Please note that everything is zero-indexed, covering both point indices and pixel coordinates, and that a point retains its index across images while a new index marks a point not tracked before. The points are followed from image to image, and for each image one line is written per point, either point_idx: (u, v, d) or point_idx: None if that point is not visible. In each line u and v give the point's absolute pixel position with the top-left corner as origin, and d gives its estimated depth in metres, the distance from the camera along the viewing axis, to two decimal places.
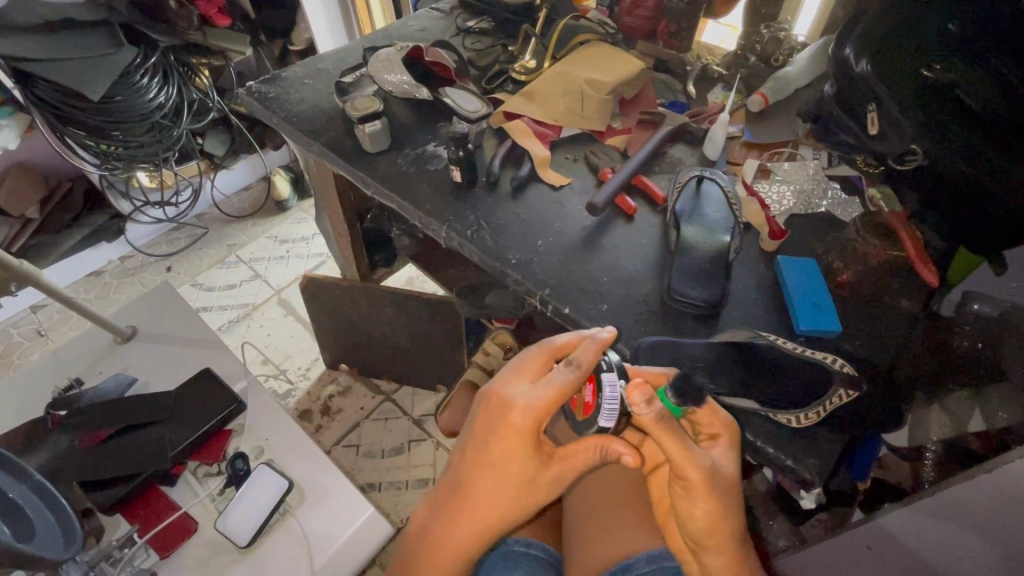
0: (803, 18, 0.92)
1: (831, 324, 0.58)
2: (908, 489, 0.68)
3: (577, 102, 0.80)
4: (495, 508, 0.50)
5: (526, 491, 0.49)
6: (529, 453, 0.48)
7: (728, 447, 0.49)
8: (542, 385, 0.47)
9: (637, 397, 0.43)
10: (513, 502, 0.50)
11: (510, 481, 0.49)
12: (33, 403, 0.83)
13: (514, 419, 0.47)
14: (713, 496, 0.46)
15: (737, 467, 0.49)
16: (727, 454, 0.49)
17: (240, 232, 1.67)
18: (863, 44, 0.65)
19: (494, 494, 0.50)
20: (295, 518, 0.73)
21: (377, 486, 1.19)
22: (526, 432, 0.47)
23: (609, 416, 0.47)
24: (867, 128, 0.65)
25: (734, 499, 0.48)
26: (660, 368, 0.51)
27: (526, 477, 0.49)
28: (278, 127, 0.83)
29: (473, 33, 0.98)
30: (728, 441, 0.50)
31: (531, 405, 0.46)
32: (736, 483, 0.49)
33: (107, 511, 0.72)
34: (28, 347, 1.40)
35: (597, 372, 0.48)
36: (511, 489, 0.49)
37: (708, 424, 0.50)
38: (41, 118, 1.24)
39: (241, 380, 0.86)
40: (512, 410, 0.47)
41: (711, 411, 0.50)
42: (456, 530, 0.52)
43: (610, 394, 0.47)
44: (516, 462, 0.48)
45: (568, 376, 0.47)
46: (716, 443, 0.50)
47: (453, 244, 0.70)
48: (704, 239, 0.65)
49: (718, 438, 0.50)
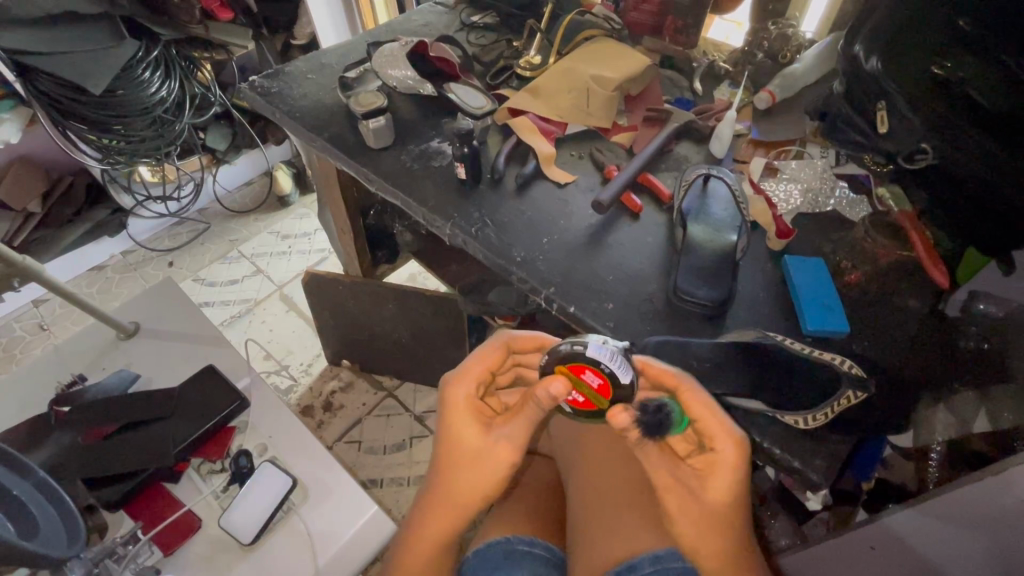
0: (810, 14, 0.91)
1: (838, 324, 0.58)
2: (913, 490, 0.67)
3: (582, 97, 0.79)
4: (455, 486, 0.49)
5: (479, 465, 0.48)
6: (472, 422, 0.48)
7: (726, 464, 0.45)
8: (472, 357, 0.49)
9: (622, 419, 0.44)
10: (470, 478, 0.48)
11: (458, 453, 0.48)
12: (36, 399, 0.83)
13: (452, 392, 0.48)
14: (685, 512, 0.46)
15: (732, 486, 0.45)
16: (722, 469, 0.45)
17: (242, 227, 1.66)
18: (873, 41, 0.64)
19: (452, 471, 0.49)
20: (298, 516, 0.73)
21: (378, 482, 1.19)
22: (464, 404, 0.48)
23: (624, 368, 0.45)
24: (877, 126, 0.64)
25: (715, 512, 0.45)
26: (667, 367, 0.48)
27: (474, 450, 0.48)
28: (281, 123, 0.82)
29: (477, 28, 0.98)
30: (727, 458, 0.45)
31: (461, 375, 0.48)
32: (723, 502, 0.45)
33: (112, 507, 0.72)
34: (31, 341, 1.40)
35: (584, 356, 0.45)
36: (466, 463, 0.48)
37: (712, 435, 0.45)
38: (42, 111, 1.23)
39: (244, 376, 0.85)
40: (449, 386, 0.48)
41: (719, 423, 0.45)
42: (432, 516, 0.50)
43: (608, 357, 0.45)
44: (460, 433, 0.48)
45: (491, 346, 0.50)
46: (713, 458, 0.45)
47: (457, 242, 0.69)
48: (710, 238, 0.64)
49: (717, 453, 0.45)
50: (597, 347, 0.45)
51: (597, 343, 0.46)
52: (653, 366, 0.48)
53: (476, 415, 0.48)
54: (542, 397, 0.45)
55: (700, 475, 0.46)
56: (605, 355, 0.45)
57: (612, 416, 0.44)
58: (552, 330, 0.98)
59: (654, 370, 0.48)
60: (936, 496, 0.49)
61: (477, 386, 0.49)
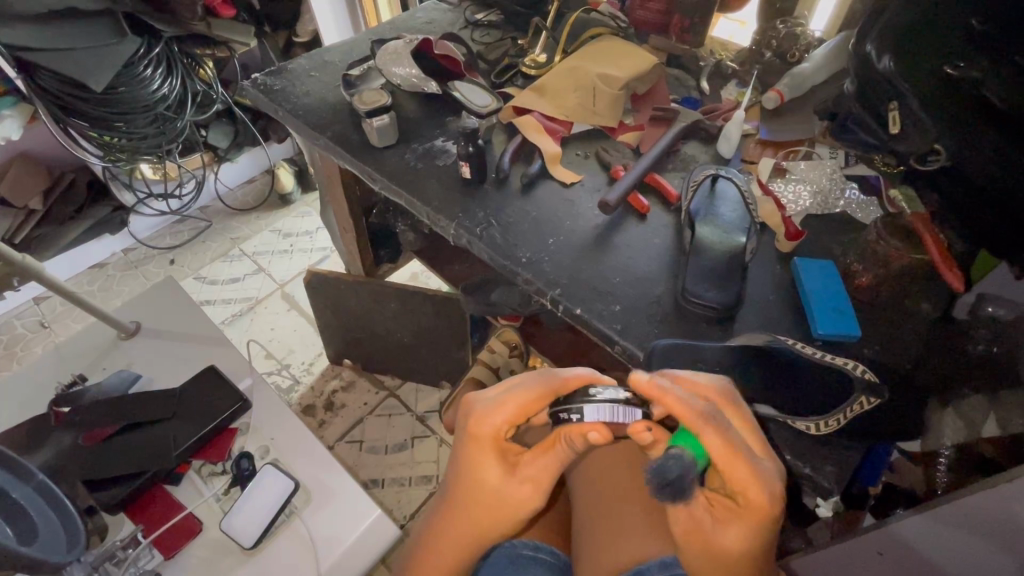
0: (819, 12, 0.89)
1: (850, 328, 0.57)
2: (923, 495, 0.66)
3: (588, 97, 0.78)
4: (476, 518, 0.50)
5: (501, 504, 0.49)
6: (495, 459, 0.48)
7: (751, 516, 0.43)
8: (507, 395, 0.48)
9: (643, 436, 0.44)
10: (490, 509, 0.49)
11: (480, 488, 0.49)
12: (35, 399, 0.82)
13: (481, 427, 0.48)
14: (694, 550, 0.45)
15: (750, 535, 0.43)
16: (747, 520, 0.43)
17: (244, 225, 1.65)
18: (885, 40, 0.63)
19: (469, 500, 0.50)
20: (300, 520, 0.72)
21: (379, 482, 1.18)
22: (489, 437, 0.48)
23: (625, 414, 0.45)
24: (890, 127, 0.63)
25: (729, 559, 0.45)
26: (688, 403, 0.42)
27: (495, 486, 0.49)
28: (283, 120, 0.81)
29: (482, 26, 0.97)
30: (756, 512, 0.43)
31: (493, 411, 0.48)
32: (740, 549, 0.44)
33: (112, 510, 0.71)
34: (31, 339, 1.40)
35: (582, 422, 0.45)
36: (485, 495, 0.49)
37: (741, 489, 0.42)
38: (44, 108, 1.23)
39: (245, 378, 0.85)
40: (480, 420, 0.48)
41: (754, 480, 0.42)
42: (445, 538, 0.52)
43: (610, 411, 0.45)
44: (483, 466, 0.49)
45: (533, 387, 0.47)
46: (740, 508, 0.43)
47: (462, 242, 0.68)
48: (720, 240, 0.63)
49: (746, 506, 0.43)
50: (594, 410, 0.45)
51: (593, 402, 0.46)
52: (670, 400, 0.43)
53: (498, 450, 0.49)
54: (575, 434, 0.46)
55: (720, 523, 0.44)
56: (605, 413, 0.45)
57: (635, 432, 0.44)
58: (556, 330, 0.97)
59: (674, 407, 0.43)
60: (949, 503, 0.48)
61: (508, 422, 0.48)
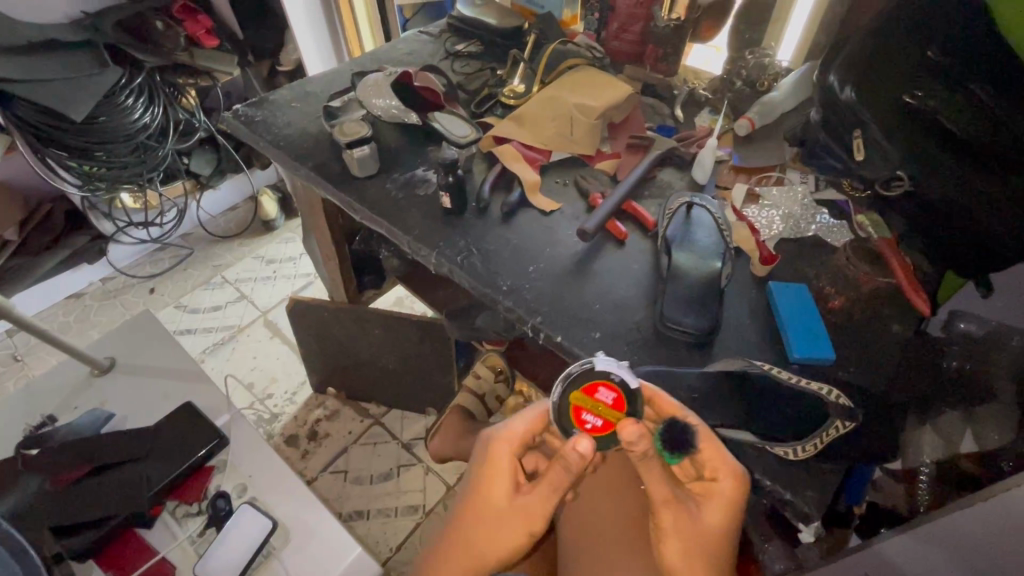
0: (787, 42, 0.92)
1: (825, 349, 0.59)
2: (907, 513, 0.67)
3: (566, 126, 0.79)
4: (485, 542, 0.49)
5: (507, 525, 0.48)
6: (506, 481, 0.49)
7: (726, 498, 0.45)
8: (516, 417, 0.52)
9: (631, 431, 0.45)
10: (495, 534, 0.49)
11: (491, 510, 0.49)
12: (6, 438, 0.81)
13: (497, 449, 0.50)
14: (675, 524, 0.47)
15: (728, 516, 0.46)
16: (720, 499, 0.46)
17: (227, 253, 1.64)
18: (848, 70, 0.65)
19: (479, 525, 0.49)
20: (278, 561, 0.71)
21: (364, 514, 1.16)
22: (504, 461, 0.50)
23: (627, 378, 0.48)
24: (853, 154, 0.65)
25: (705, 537, 0.46)
26: (677, 402, 0.49)
27: (503, 510, 0.49)
28: (264, 150, 0.82)
29: (461, 57, 0.99)
30: (727, 491, 0.45)
31: (505, 435, 0.51)
32: (718, 529, 0.46)
33: (80, 558, 0.70)
34: (4, 372, 1.37)
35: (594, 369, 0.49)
36: (493, 520, 0.49)
37: (712, 465, 0.46)
38: (20, 139, 1.22)
39: (223, 413, 0.84)
40: (493, 443, 0.50)
41: (718, 451, 0.46)
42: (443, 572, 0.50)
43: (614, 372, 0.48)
44: (493, 488, 0.49)
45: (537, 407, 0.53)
46: (712, 488, 0.46)
47: (442, 271, 0.69)
48: (697, 266, 0.64)
49: (717, 481, 0.46)
50: (605, 361, 0.49)
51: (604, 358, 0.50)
52: (663, 397, 0.49)
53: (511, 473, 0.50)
54: (569, 453, 0.47)
55: (697, 500, 0.47)
56: (615, 368, 0.49)
57: (623, 426, 0.45)
58: (540, 353, 0.97)
59: (664, 401, 0.48)
60: None
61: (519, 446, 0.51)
